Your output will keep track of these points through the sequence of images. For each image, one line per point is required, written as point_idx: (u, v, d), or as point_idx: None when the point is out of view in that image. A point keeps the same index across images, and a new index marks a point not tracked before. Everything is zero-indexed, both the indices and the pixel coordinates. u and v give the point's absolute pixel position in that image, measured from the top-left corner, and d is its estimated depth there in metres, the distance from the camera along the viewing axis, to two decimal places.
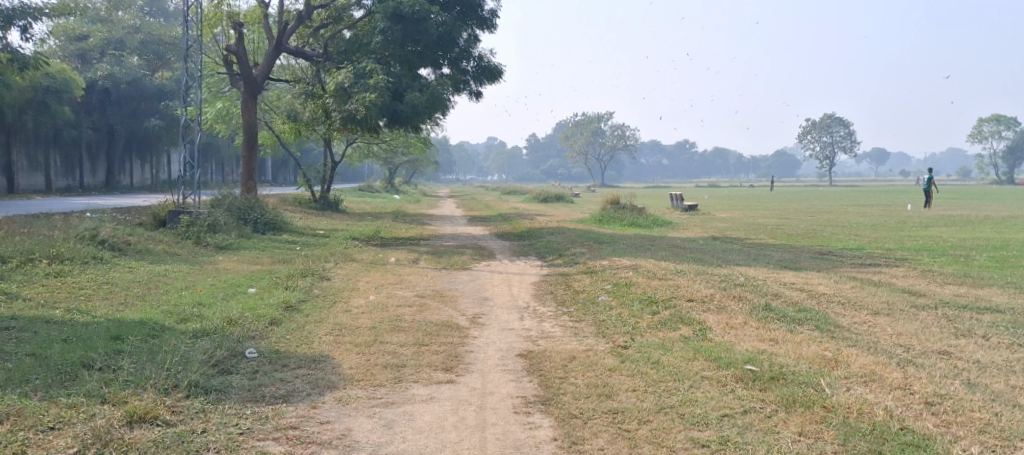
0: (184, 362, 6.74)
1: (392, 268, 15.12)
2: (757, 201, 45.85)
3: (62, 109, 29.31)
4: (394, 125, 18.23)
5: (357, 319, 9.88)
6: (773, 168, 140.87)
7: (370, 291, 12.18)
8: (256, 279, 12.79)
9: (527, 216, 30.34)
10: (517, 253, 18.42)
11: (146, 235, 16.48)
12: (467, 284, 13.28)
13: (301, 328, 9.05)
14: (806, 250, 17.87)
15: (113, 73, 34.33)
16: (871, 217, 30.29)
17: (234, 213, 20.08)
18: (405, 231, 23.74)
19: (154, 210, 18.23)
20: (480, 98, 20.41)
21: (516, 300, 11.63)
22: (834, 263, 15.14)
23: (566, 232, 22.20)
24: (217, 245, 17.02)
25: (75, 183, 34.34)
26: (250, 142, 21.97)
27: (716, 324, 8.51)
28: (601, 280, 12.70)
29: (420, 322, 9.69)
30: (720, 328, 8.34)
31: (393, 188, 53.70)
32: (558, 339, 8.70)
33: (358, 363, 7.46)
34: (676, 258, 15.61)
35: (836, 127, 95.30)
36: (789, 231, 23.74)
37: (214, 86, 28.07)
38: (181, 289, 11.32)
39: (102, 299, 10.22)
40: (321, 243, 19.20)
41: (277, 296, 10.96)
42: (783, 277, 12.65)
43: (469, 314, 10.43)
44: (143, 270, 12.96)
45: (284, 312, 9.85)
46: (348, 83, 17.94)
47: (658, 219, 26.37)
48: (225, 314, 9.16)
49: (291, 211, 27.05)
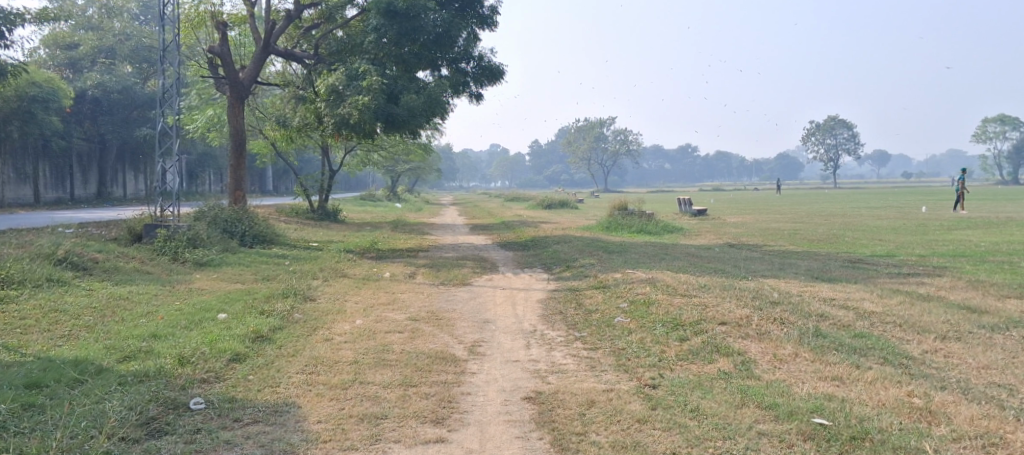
0: (102, 427, 5.55)
1: (384, 284, 13.74)
2: (765, 205, 44.40)
3: (49, 120, 27.62)
4: (390, 131, 16.85)
5: (336, 350, 8.49)
6: (778, 170, 139.59)
7: (357, 314, 10.79)
8: (229, 302, 11.41)
9: (530, 223, 28.97)
10: (521, 265, 17.03)
11: (118, 251, 15.14)
12: (466, 303, 11.88)
13: (268, 365, 7.70)
14: (833, 258, 16.48)
15: (103, 81, 32.80)
16: (891, 220, 28.93)
17: (218, 226, 18.69)
18: (403, 242, 22.34)
19: (128, 224, 16.94)
20: (482, 101, 19.02)
21: (521, 323, 10.22)
22: (869, 273, 13.75)
23: (572, 240, 20.80)
24: (196, 261, 15.64)
25: (66, 196, 32.99)
26: (236, 150, 20.65)
27: (763, 357, 7.12)
28: (615, 298, 11.32)
29: (411, 354, 8.30)
30: (767, 361, 6.95)
31: (394, 196, 52.35)
32: (573, 375, 7.31)
33: (329, 414, 6.12)
34: (697, 269, 14.26)
35: (841, 128, 93.74)
36: (808, 237, 22.37)
37: (205, 92, 26.80)
38: (139, 319, 9.99)
39: (42, 335, 8.94)
40: (312, 257, 17.81)
41: (247, 323, 9.60)
42: (820, 291, 11.27)
43: (467, 341, 9.06)
44: (104, 294, 11.63)
45: (251, 345, 8.50)
46: (340, 85, 16.61)
47: (669, 225, 24.99)
48: (177, 351, 7.85)
49: (284, 222, 25.73)
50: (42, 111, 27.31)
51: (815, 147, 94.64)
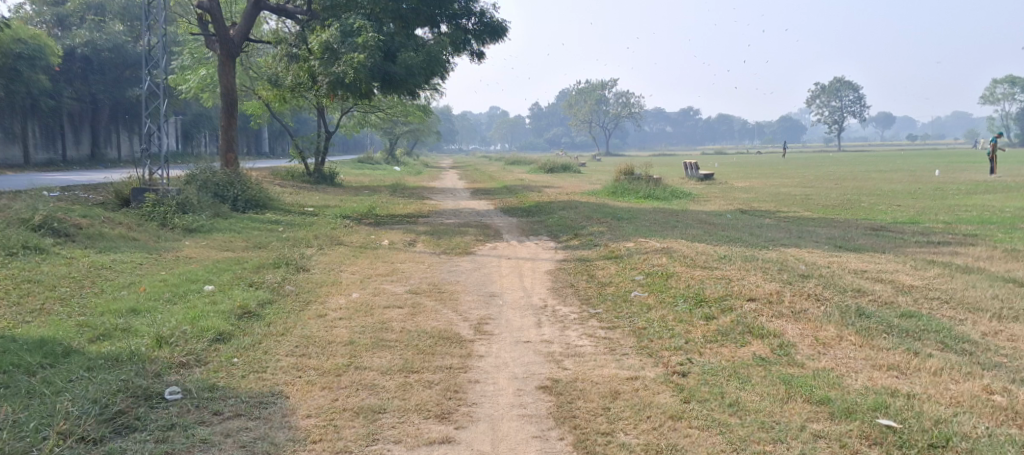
0: (60, 432, 4.85)
1: (383, 253, 13.01)
2: (771, 168, 43.46)
3: (36, 78, 26.60)
4: (388, 91, 16.01)
5: (330, 329, 7.79)
6: (780, 133, 138.26)
7: (353, 287, 10.06)
8: (217, 272, 10.70)
9: (533, 187, 28.19)
10: (525, 233, 16.27)
11: (103, 217, 14.37)
12: (470, 274, 11.15)
13: (254, 346, 7.01)
14: (854, 225, 15.71)
15: (92, 39, 31.69)
16: (904, 184, 28.12)
17: (209, 191, 17.90)
18: (402, 208, 21.58)
19: (116, 188, 16.15)
20: (483, 59, 18.18)
21: (530, 297, 9.51)
22: (895, 242, 12.99)
23: (578, 206, 20.03)
24: (185, 228, 14.88)
25: (58, 158, 32.04)
26: (228, 111, 19.79)
27: (805, 339, 6.42)
28: (629, 270, 10.61)
29: (412, 334, 7.59)
30: (808, 345, 6.24)
31: (394, 159, 51.42)
32: (592, 360, 6.60)
33: (320, 407, 5.46)
34: (712, 237, 13.54)
35: (845, 91, 92.27)
36: (822, 202, 21.56)
37: (197, 51, 25.81)
38: (118, 291, 9.29)
39: (11, 309, 8.28)
40: (307, 223, 17.05)
41: (234, 297, 8.87)
42: (848, 262, 10.54)
43: (473, 318, 8.36)
44: (84, 263, 10.92)
45: (236, 322, 7.78)
46: (334, 42, 15.66)
47: (677, 190, 24.21)
48: (154, 329, 7.13)
49: (281, 186, 24.93)
50: (29, 69, 26.35)
51: (819, 109, 93.27)
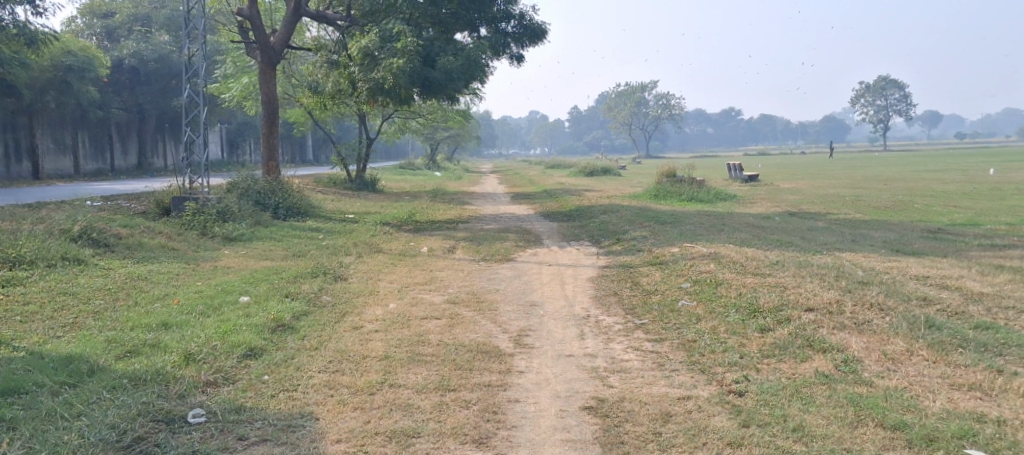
0: None
1: (421, 261, 12.72)
2: (817, 169, 42.40)
3: (85, 90, 26.70)
4: (428, 96, 15.79)
5: (365, 342, 7.48)
6: (824, 133, 135.78)
7: (390, 296, 9.76)
8: (253, 283, 10.46)
9: (574, 191, 27.77)
10: (566, 238, 15.87)
11: (143, 226, 14.26)
12: (509, 282, 10.79)
13: (285, 362, 6.71)
14: (909, 228, 15.04)
15: (139, 49, 32.05)
16: (957, 184, 27.12)
17: (250, 198, 17.82)
18: (441, 213, 21.33)
19: (156, 197, 16.09)
20: (522, 63, 17.81)
21: (572, 307, 9.12)
22: (956, 246, 12.35)
23: (619, 210, 19.58)
24: (225, 236, 14.71)
25: (105, 168, 32.26)
26: (268, 119, 19.65)
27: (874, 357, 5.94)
28: (676, 277, 10.16)
29: (450, 348, 7.25)
30: (876, 360, 5.77)
31: (434, 164, 51.33)
32: (640, 377, 6.20)
33: (351, 431, 5.17)
34: (761, 241, 13.02)
35: (891, 89, 90.18)
36: (873, 204, 20.83)
37: (238, 60, 25.86)
38: (152, 304, 9.07)
39: (44, 323, 8.12)
40: (346, 230, 16.85)
41: (268, 309, 8.60)
42: (910, 268, 9.97)
43: (514, 330, 8.01)
44: (121, 275, 10.75)
45: (269, 336, 7.48)
46: (373, 48, 15.41)
47: (721, 192, 23.61)
48: (184, 345, 6.85)
49: (321, 192, 24.84)
50: (78, 81, 26.35)
51: (864, 109, 91.31)
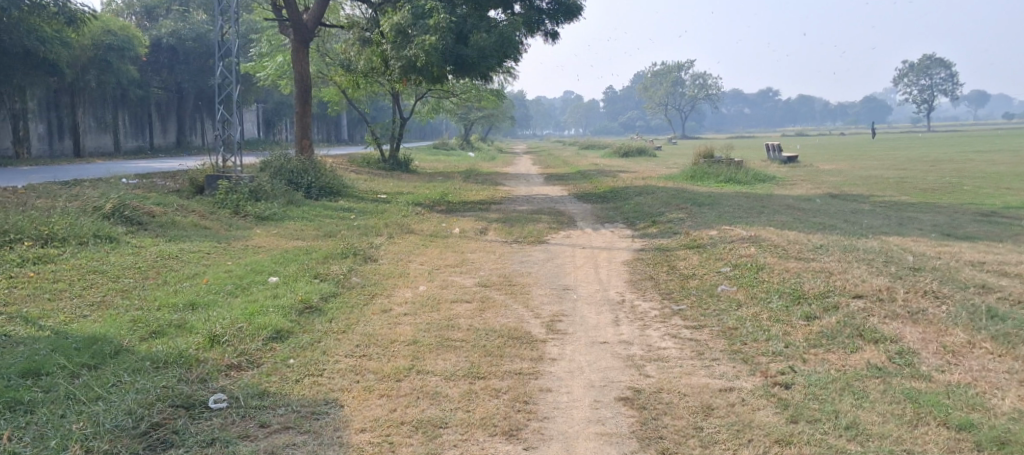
0: None
1: (453, 242, 12.50)
2: (858, 150, 41.51)
3: (124, 69, 26.72)
4: (460, 74, 15.54)
5: (394, 326, 7.26)
6: (865, 114, 133.21)
7: (420, 278, 9.55)
8: (283, 263, 10.28)
9: (608, 172, 27.40)
10: (600, 220, 15.52)
11: (177, 204, 14.17)
12: (543, 265, 10.52)
13: (312, 345, 6.52)
14: (959, 211, 14.50)
15: (177, 29, 31.93)
16: (1006, 165, 26.30)
17: (283, 177, 17.72)
18: (474, 194, 21.07)
19: (190, 175, 16.01)
20: (558, 40, 17.45)
21: (607, 291, 8.84)
22: (1011, 231, 11.83)
23: (655, 191, 19.17)
24: (257, 215, 14.57)
25: (146, 146, 32.32)
26: (301, 97, 19.49)
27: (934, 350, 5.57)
28: (714, 261, 9.82)
29: (481, 333, 7.01)
30: (933, 354, 5.43)
31: (468, 144, 51.14)
32: (677, 366, 5.91)
33: (376, 420, 4.97)
34: (803, 224, 12.61)
35: (936, 69, 87.93)
36: (919, 186, 20.19)
37: (273, 38, 25.76)
38: (182, 282, 8.89)
39: (74, 302, 7.99)
40: (378, 210, 16.68)
41: (296, 289, 8.40)
42: (962, 253, 9.54)
43: (547, 315, 7.75)
44: (152, 252, 10.57)
45: (297, 318, 7.27)
46: (406, 25, 15.16)
47: (760, 173, 23.09)
48: (209, 326, 6.64)
49: (354, 172, 24.74)
50: (119, 60, 26.46)
51: (907, 88, 89.18)
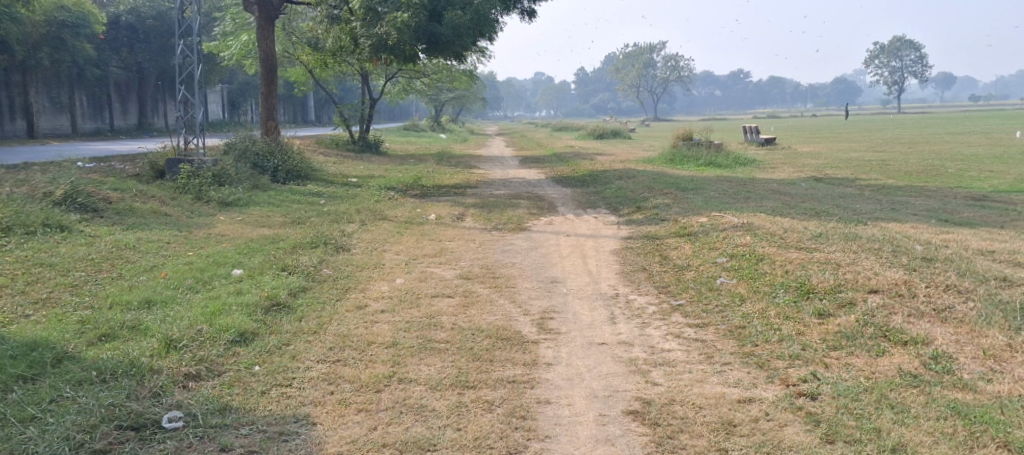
0: None
1: (429, 230, 11.87)
2: (832, 132, 41.23)
3: (80, 46, 25.73)
4: (434, 52, 14.85)
5: (370, 326, 6.62)
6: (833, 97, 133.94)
7: (397, 270, 8.91)
8: (247, 254, 9.50)
9: (585, 155, 26.83)
10: (582, 205, 14.93)
11: (135, 189, 13.32)
12: (527, 255, 9.92)
13: (281, 350, 5.86)
14: (951, 195, 14.13)
15: (136, 6, 30.87)
16: (984, 147, 26.15)
17: (249, 161, 16.91)
18: (449, 177, 20.38)
19: (150, 159, 15.13)
20: (534, 18, 16.85)
21: (598, 284, 8.28)
22: (1008, 217, 11.44)
23: (636, 175, 18.62)
24: (221, 201, 13.77)
25: (104, 128, 31.03)
26: (268, 77, 18.58)
27: (972, 361, 5.12)
28: (708, 251, 9.29)
29: (466, 333, 6.41)
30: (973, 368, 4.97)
31: (439, 126, 50.26)
32: (687, 372, 5.38)
33: (356, 444, 4.41)
34: (794, 210, 12.14)
35: (905, 51, 88.30)
36: (902, 169, 19.87)
37: (237, 16, 24.73)
38: (137, 277, 8.07)
39: (14, 297, 7.14)
40: (350, 195, 15.97)
41: (263, 284, 7.70)
42: (967, 242, 9.08)
43: (537, 311, 7.17)
44: (106, 243, 9.74)
45: (262, 318, 6.58)
46: (376, 1, 14.32)
47: (739, 156, 22.66)
48: (164, 328, 5.91)
49: (323, 154, 23.92)
50: (74, 37, 25.43)
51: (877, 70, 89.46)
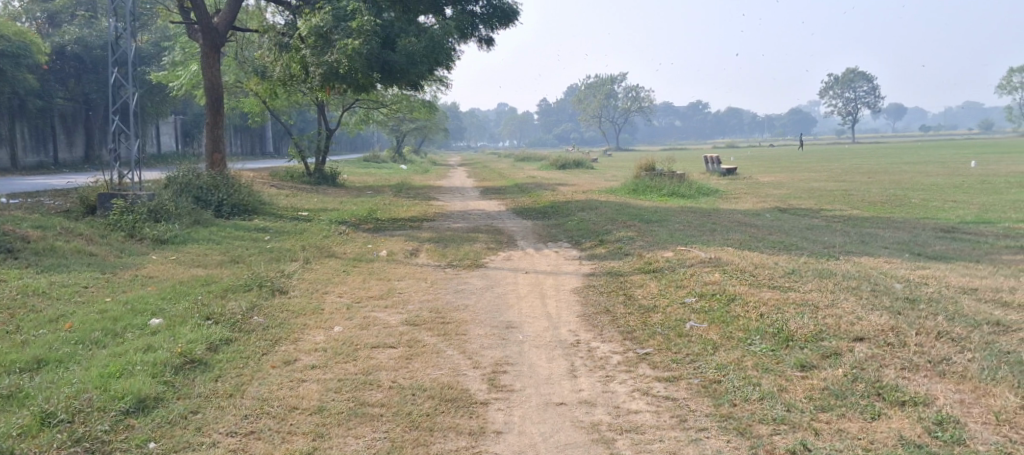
0: None
1: (378, 268, 11.04)
2: (793, 161, 41.24)
3: (20, 77, 24.47)
4: (387, 81, 14.04)
5: (297, 385, 5.81)
6: (791, 126, 135.78)
7: (337, 316, 8.08)
8: (172, 298, 8.55)
9: (546, 186, 26.24)
10: (543, 239, 14.24)
11: (60, 227, 12.25)
12: (481, 296, 9.15)
13: (181, 422, 5.04)
14: (919, 226, 13.73)
15: (82, 35, 29.55)
16: (943, 177, 26.12)
17: (191, 195, 15.93)
18: (405, 210, 19.62)
19: (80, 194, 14.10)
20: (493, 47, 16.22)
21: (557, 329, 7.53)
22: (982, 249, 11.01)
23: (599, 206, 18.03)
24: (156, 239, 12.77)
25: (48, 161, 29.65)
26: (213, 107, 17.63)
27: (983, 427, 4.52)
28: (677, 290, 8.60)
29: (406, 393, 5.61)
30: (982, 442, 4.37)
31: (400, 158, 49.43)
32: (656, 444, 4.69)
33: None
34: (763, 243, 11.59)
35: (860, 82, 89.85)
36: (867, 199, 19.50)
37: (185, 45, 23.76)
38: (36, 330, 7.08)
39: None
40: (297, 230, 15.12)
41: (180, 336, 6.79)
42: (949, 278, 8.54)
43: (489, 363, 6.41)
44: (13, 289, 8.71)
45: (170, 379, 5.73)
46: (326, 27, 13.53)
47: (703, 186, 22.19)
48: (44, 399, 5.05)
49: (274, 187, 22.95)
50: (14, 68, 24.21)
51: (833, 101, 90.71)
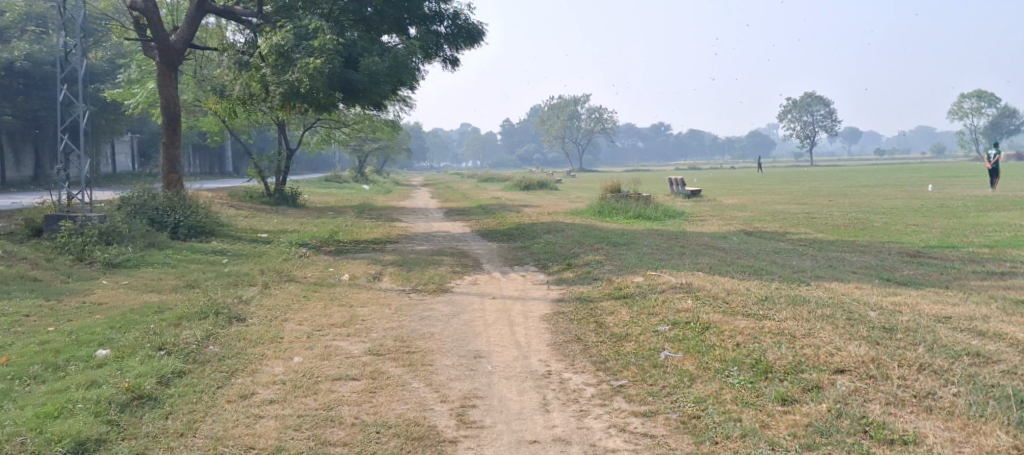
0: None
1: (339, 293, 10.69)
2: (755, 184, 41.55)
3: None
4: (350, 101, 13.70)
5: (254, 423, 5.48)
6: (750, 148, 137.59)
7: (296, 345, 7.72)
8: (120, 328, 8.10)
9: (510, 207, 26.04)
10: (509, 262, 14.00)
11: (4, 251, 11.70)
12: (447, 323, 8.86)
13: None
14: (884, 250, 13.75)
15: (31, 51, 28.52)
16: (902, 200, 26.44)
17: (145, 216, 15.41)
18: (367, 231, 19.25)
19: (27, 216, 13.55)
20: (458, 67, 16.03)
21: (527, 358, 7.27)
22: (948, 274, 11.02)
23: (565, 228, 17.83)
24: (106, 262, 12.27)
25: None
26: (170, 125, 17.14)
27: None
28: (648, 316, 8.40)
29: (370, 432, 5.32)
30: None
31: (362, 178, 48.91)
32: None
33: None
34: (732, 268, 11.48)
35: (817, 106, 91.42)
36: (830, 222, 19.58)
37: (141, 62, 23.19)
38: None
39: None
40: (256, 253, 14.70)
41: (127, 370, 6.40)
42: (920, 305, 8.47)
43: (456, 396, 6.13)
44: None
45: (116, 419, 5.37)
46: (287, 46, 13.16)
47: (668, 208, 22.15)
48: None
49: (233, 208, 22.44)
50: None
51: (791, 124, 92.00)
